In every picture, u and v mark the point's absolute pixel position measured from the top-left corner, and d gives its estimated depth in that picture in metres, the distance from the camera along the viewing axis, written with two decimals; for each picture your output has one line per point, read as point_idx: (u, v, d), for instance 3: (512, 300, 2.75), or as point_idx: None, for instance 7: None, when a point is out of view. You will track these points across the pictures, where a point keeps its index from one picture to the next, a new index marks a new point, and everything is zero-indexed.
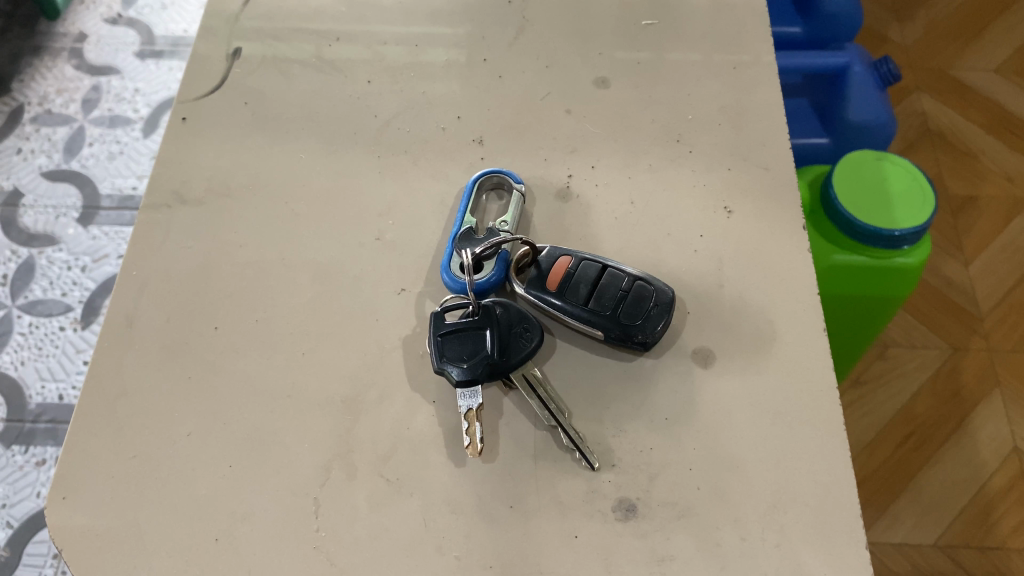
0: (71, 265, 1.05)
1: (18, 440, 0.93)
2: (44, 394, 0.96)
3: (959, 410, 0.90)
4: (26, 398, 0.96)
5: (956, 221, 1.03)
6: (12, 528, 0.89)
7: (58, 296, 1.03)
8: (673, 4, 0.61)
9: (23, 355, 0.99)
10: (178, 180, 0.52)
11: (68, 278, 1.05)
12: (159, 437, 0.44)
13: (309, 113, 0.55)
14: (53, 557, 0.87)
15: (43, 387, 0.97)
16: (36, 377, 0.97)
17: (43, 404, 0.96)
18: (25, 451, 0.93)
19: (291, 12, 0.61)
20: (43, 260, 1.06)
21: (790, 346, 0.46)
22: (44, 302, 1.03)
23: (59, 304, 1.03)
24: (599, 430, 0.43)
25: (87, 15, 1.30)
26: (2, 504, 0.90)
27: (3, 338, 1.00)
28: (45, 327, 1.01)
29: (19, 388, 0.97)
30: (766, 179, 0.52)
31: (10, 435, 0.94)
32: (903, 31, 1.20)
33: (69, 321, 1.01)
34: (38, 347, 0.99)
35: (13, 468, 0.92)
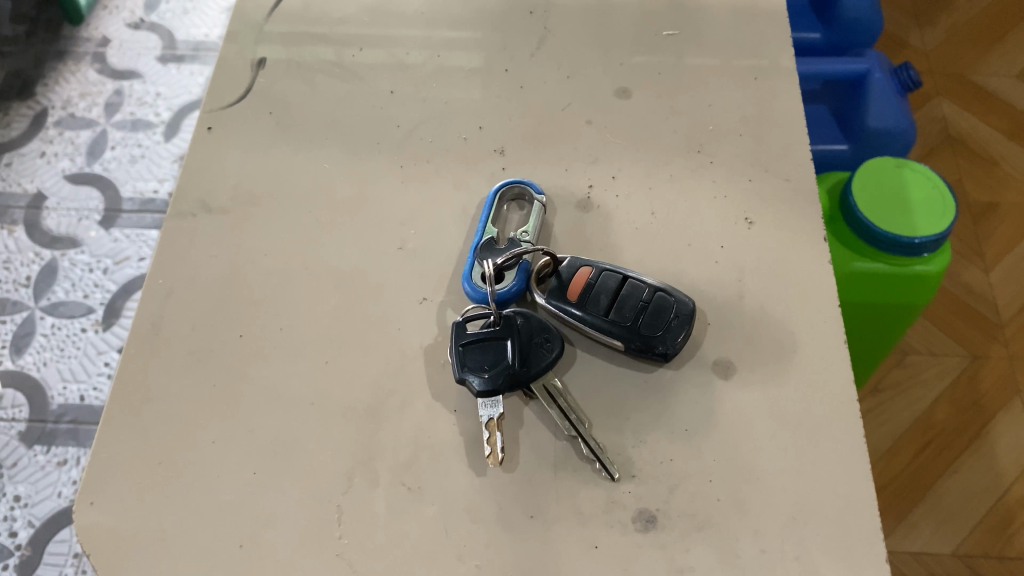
0: (93, 267, 1.07)
1: (39, 440, 0.95)
2: (66, 394, 0.97)
3: (979, 418, 0.89)
4: (48, 399, 0.97)
5: (977, 228, 1.02)
6: (34, 527, 0.90)
7: (80, 297, 1.05)
8: (694, 13, 0.61)
9: (45, 356, 1.00)
10: (203, 188, 0.53)
11: (90, 280, 1.06)
12: (185, 442, 0.44)
13: (333, 121, 0.56)
14: (73, 557, 0.88)
15: (65, 387, 0.98)
16: (58, 378, 0.99)
17: (64, 405, 0.97)
18: (47, 452, 0.94)
19: (315, 21, 0.61)
20: (66, 262, 1.07)
21: (811, 358, 0.46)
22: (66, 304, 1.04)
23: (81, 306, 1.04)
24: (619, 441, 0.44)
25: (110, 20, 1.32)
26: (24, 503, 0.91)
27: (26, 338, 1.01)
28: (67, 329, 1.02)
29: (41, 388, 0.98)
30: (788, 190, 0.52)
31: (32, 435, 0.95)
32: (924, 37, 1.20)
33: (91, 323, 1.03)
34: (60, 348, 1.01)
35: (35, 468, 0.93)
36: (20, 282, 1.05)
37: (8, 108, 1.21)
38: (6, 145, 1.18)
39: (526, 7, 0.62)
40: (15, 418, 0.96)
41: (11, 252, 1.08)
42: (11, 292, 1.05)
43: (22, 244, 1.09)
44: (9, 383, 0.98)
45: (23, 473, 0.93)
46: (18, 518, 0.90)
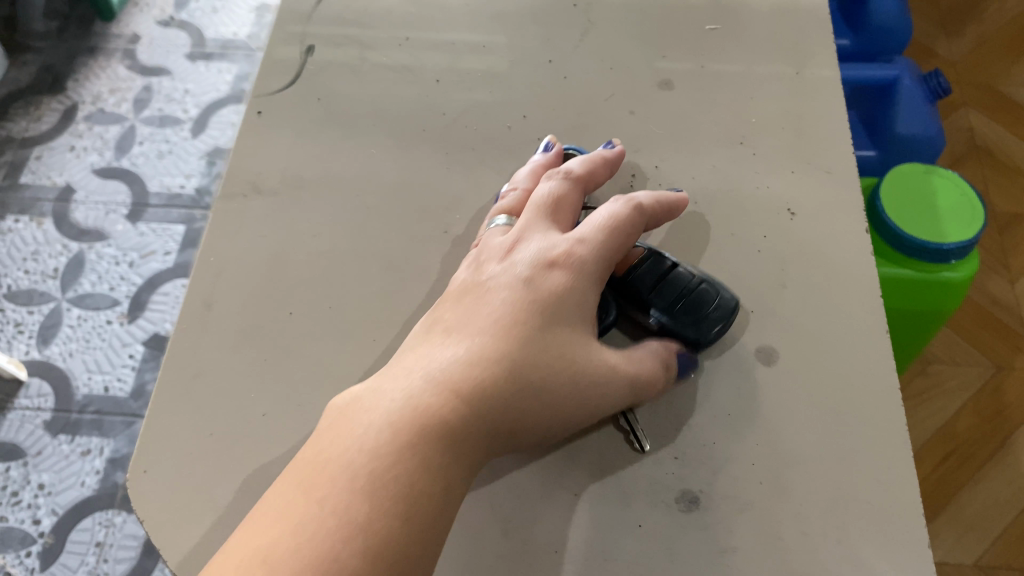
0: (119, 260, 1.08)
1: (64, 430, 0.95)
2: (91, 384, 0.98)
3: (1002, 428, 0.89)
4: (73, 388, 0.98)
5: (1003, 237, 1.02)
6: (57, 515, 0.90)
7: (106, 290, 1.06)
8: (735, 8, 0.62)
9: (71, 347, 1.01)
10: (254, 172, 0.55)
11: (116, 272, 1.07)
12: (237, 416, 0.45)
13: (379, 109, 0.57)
14: (96, 545, 0.88)
15: (90, 377, 0.99)
16: (83, 369, 0.99)
17: (89, 395, 0.97)
18: (71, 441, 0.95)
19: (360, 13, 0.63)
20: (93, 255, 1.08)
21: (851, 346, 0.47)
22: (92, 295, 1.05)
23: (106, 299, 1.05)
24: (662, 424, 0.45)
25: (140, 17, 1.34)
26: (48, 491, 0.91)
27: (53, 329, 1.02)
28: (93, 320, 1.03)
29: (67, 378, 0.98)
30: (829, 183, 0.53)
31: (57, 424, 0.95)
32: (952, 44, 1.20)
33: (116, 315, 1.04)
34: (86, 339, 1.01)
35: (59, 457, 0.93)
36: (49, 274, 1.07)
37: (39, 102, 1.23)
38: (37, 139, 1.19)
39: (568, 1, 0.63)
40: (40, 407, 0.96)
41: (40, 244, 1.09)
42: (39, 282, 1.06)
43: (50, 237, 1.10)
44: (36, 372, 0.99)
45: (47, 462, 0.93)
46: (42, 506, 0.90)
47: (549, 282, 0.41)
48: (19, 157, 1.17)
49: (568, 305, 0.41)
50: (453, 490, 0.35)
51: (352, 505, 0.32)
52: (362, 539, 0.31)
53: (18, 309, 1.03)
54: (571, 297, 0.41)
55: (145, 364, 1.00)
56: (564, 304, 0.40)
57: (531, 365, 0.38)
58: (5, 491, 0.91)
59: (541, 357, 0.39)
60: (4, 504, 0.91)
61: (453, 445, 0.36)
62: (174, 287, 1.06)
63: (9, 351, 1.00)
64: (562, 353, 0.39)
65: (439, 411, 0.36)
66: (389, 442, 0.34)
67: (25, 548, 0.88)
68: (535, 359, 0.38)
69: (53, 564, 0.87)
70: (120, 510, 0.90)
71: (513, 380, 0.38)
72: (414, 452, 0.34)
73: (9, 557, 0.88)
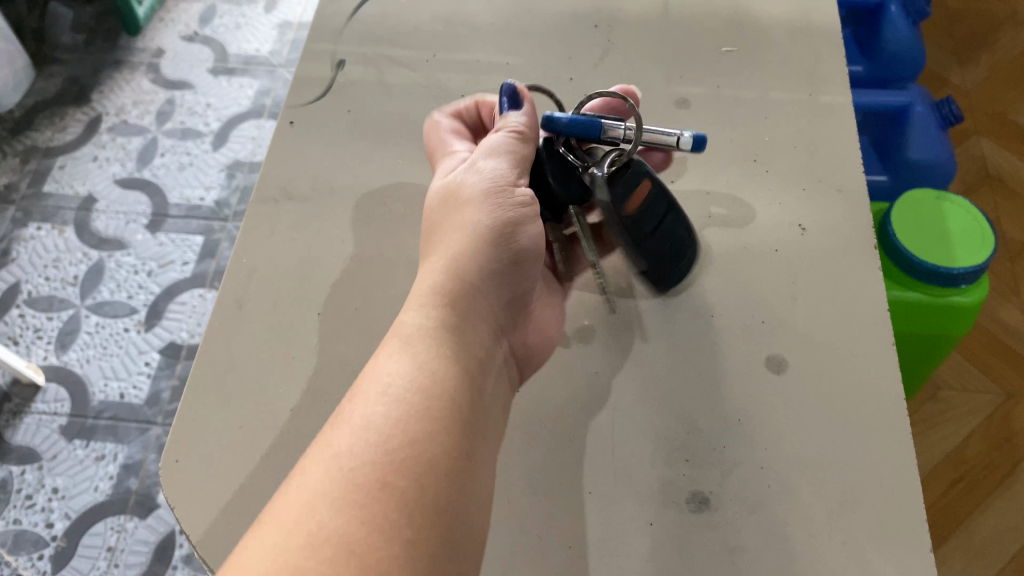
0: (138, 269, 1.11)
1: (79, 434, 0.97)
2: (107, 391, 1.00)
3: (1011, 456, 0.90)
4: (89, 394, 1.00)
5: (1014, 265, 1.04)
6: (70, 519, 0.92)
7: (124, 298, 1.08)
8: (751, 32, 0.64)
9: (89, 353, 1.03)
10: (286, 178, 0.57)
11: (135, 281, 1.10)
12: (266, 410, 0.48)
13: (407, 122, 0.60)
14: (108, 550, 0.90)
15: (106, 384, 1.01)
16: (99, 375, 1.01)
17: (105, 401, 1.00)
18: (86, 446, 0.97)
19: (389, 31, 0.65)
20: (112, 263, 1.11)
21: (860, 358, 0.49)
22: (111, 303, 1.08)
23: (125, 307, 1.07)
24: (674, 427, 0.47)
25: (165, 32, 1.38)
26: (62, 495, 0.93)
27: (71, 335, 1.04)
28: (111, 327, 1.05)
29: (83, 383, 1.01)
30: (840, 201, 0.55)
31: (73, 429, 0.97)
32: (965, 73, 1.22)
33: (134, 323, 1.06)
34: (103, 346, 1.04)
35: (74, 462, 0.95)
36: (68, 281, 1.09)
37: (64, 113, 1.27)
38: (61, 149, 1.23)
39: (590, 22, 0.65)
40: (57, 411, 0.99)
41: (61, 251, 1.12)
42: (59, 289, 1.08)
43: (71, 245, 1.13)
44: (53, 377, 1.01)
45: (61, 466, 0.95)
46: (56, 509, 0.92)
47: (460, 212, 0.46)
48: (43, 166, 1.21)
49: (487, 214, 0.45)
50: (467, 389, 0.40)
51: (371, 420, 0.37)
52: (388, 441, 0.36)
53: (37, 315, 1.06)
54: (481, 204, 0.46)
55: (160, 371, 1.02)
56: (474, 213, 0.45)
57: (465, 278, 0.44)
58: (20, 493, 0.93)
59: (481, 272, 0.44)
60: (19, 506, 0.93)
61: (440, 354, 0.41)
62: (191, 297, 1.08)
63: (28, 356, 1.03)
64: (496, 256, 0.45)
65: (420, 341, 0.41)
66: (390, 377, 0.39)
67: (38, 551, 0.90)
68: (468, 271, 0.44)
69: (65, 567, 0.89)
70: (132, 515, 0.92)
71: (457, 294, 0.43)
72: (410, 371, 0.39)
73: (22, 559, 0.90)
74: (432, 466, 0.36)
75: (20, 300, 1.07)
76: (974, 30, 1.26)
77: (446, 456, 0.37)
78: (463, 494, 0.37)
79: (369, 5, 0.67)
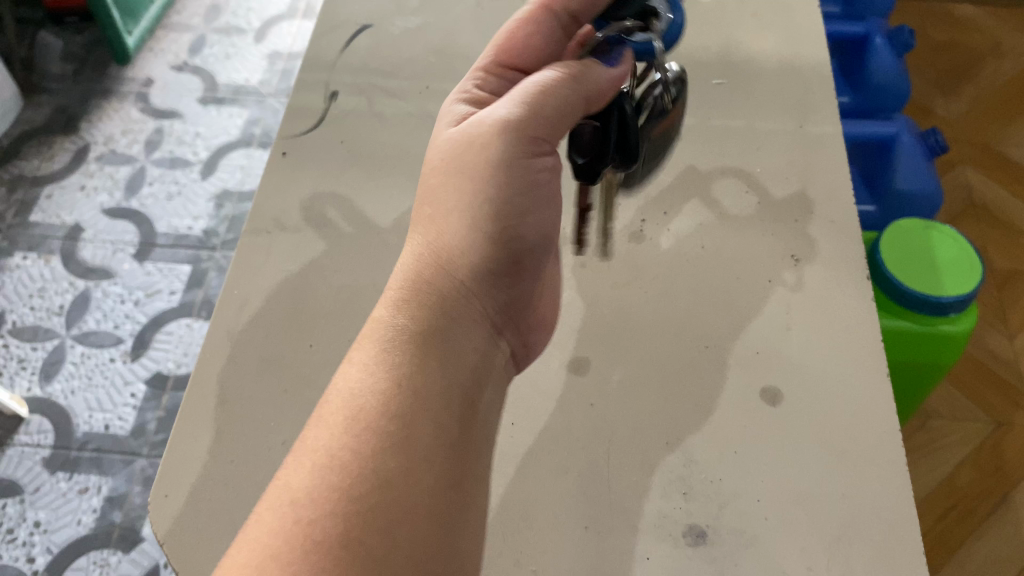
0: (125, 299, 1.09)
1: (63, 467, 0.95)
2: (92, 423, 0.99)
3: (1003, 485, 0.90)
4: (74, 426, 0.98)
5: (1001, 294, 1.04)
6: (53, 553, 0.90)
7: (110, 328, 1.07)
8: (739, 65, 0.65)
9: (73, 385, 1.02)
10: (278, 210, 0.57)
11: (121, 311, 1.08)
12: (257, 443, 0.47)
13: (399, 154, 0.60)
14: None
15: (91, 416, 0.99)
16: (84, 407, 1.00)
17: (89, 432, 0.98)
18: (69, 478, 0.95)
19: (382, 62, 0.66)
20: (99, 292, 1.10)
21: (856, 389, 0.49)
22: (96, 333, 1.06)
23: (111, 337, 1.06)
24: (669, 459, 0.46)
25: (155, 62, 1.38)
26: (45, 529, 0.91)
27: (56, 365, 1.03)
28: (96, 358, 1.04)
29: (68, 415, 0.99)
30: (832, 231, 0.55)
31: (56, 461, 0.96)
32: (949, 103, 1.23)
33: (120, 354, 1.05)
34: (88, 377, 1.02)
35: (56, 494, 0.94)
36: (54, 311, 1.08)
37: (52, 143, 1.26)
38: (49, 178, 1.22)
39: None
40: (40, 443, 0.97)
41: (47, 281, 1.11)
42: (44, 319, 1.07)
43: (58, 274, 1.12)
44: (36, 408, 1.00)
45: (44, 498, 0.93)
46: (37, 544, 0.90)
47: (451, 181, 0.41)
48: (30, 195, 1.20)
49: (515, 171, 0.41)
50: (470, 404, 0.38)
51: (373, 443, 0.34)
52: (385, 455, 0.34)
53: (22, 345, 1.05)
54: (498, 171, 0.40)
55: (146, 403, 1.01)
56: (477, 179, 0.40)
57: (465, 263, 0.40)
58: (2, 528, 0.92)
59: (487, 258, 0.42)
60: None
61: (434, 361, 0.37)
62: (178, 327, 1.07)
63: (11, 386, 1.01)
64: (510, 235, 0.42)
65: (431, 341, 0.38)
66: (411, 374, 0.37)
67: None
68: (470, 256, 0.40)
69: None
70: (115, 549, 0.90)
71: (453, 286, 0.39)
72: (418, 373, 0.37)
73: None
74: (426, 497, 0.34)
75: (5, 331, 1.06)
76: (957, 63, 1.28)
77: (442, 485, 0.34)
78: (463, 528, 0.35)
79: (363, 36, 0.68)
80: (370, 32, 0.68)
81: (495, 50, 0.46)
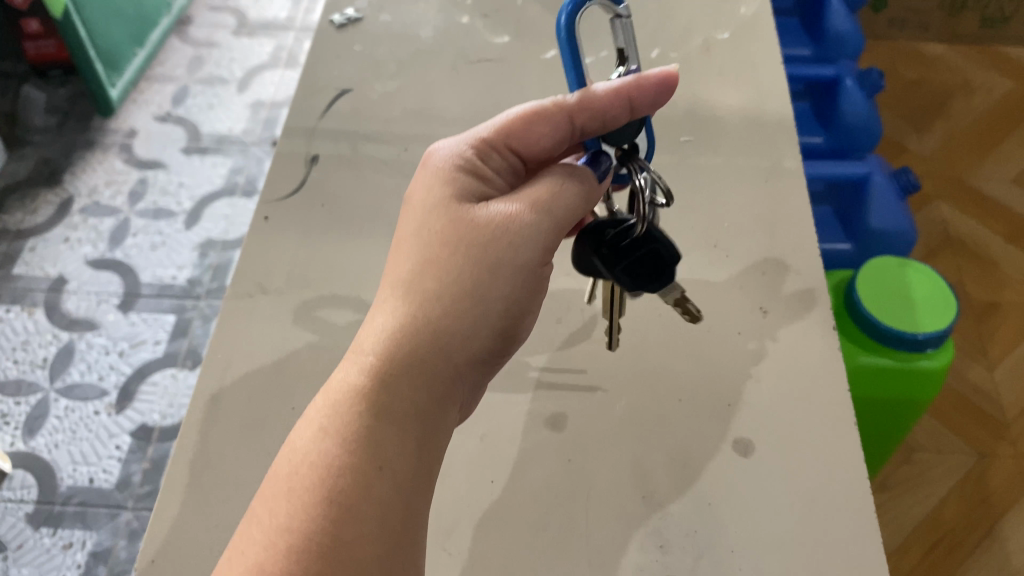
0: (110, 349, 1.10)
1: (46, 522, 0.95)
2: (75, 477, 0.98)
3: (989, 517, 0.90)
4: (57, 480, 0.98)
5: (979, 326, 1.06)
6: None
7: (95, 380, 1.07)
8: (706, 121, 0.67)
9: (57, 438, 1.01)
10: (260, 272, 0.58)
11: (106, 362, 1.08)
12: (241, 506, 0.48)
13: (379, 214, 0.61)
14: None
15: (75, 469, 0.99)
16: (68, 460, 1.00)
17: (73, 486, 0.98)
18: (53, 534, 0.94)
19: (361, 125, 0.68)
20: (83, 344, 1.10)
21: (826, 437, 0.50)
22: (80, 386, 1.06)
23: (95, 389, 1.06)
24: (645, 512, 0.48)
25: (139, 113, 1.40)
26: None
27: (39, 420, 1.03)
28: (80, 411, 1.04)
29: (51, 469, 0.99)
30: (799, 282, 0.57)
31: (40, 516, 0.95)
32: (921, 142, 1.26)
33: (104, 406, 1.04)
34: (72, 430, 1.02)
35: (40, 551, 0.93)
36: (37, 364, 1.08)
37: (36, 195, 1.28)
38: (32, 231, 1.23)
39: None
40: (23, 499, 0.97)
41: (31, 333, 1.11)
42: (27, 373, 1.07)
43: (41, 326, 1.12)
44: (20, 463, 0.99)
45: (27, 556, 0.93)
46: None
47: (442, 260, 0.41)
48: (13, 248, 1.21)
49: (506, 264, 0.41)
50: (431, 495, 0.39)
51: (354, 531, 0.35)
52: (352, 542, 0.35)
53: (5, 400, 1.05)
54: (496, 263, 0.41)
55: (131, 455, 1.00)
56: (474, 270, 0.41)
57: (451, 348, 0.40)
58: None
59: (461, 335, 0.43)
60: None
61: (412, 456, 0.38)
62: (163, 377, 1.07)
63: None
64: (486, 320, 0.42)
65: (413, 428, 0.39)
66: (391, 460, 0.37)
67: None
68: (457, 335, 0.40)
69: None
70: None
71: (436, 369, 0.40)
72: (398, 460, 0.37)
73: None
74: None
75: None
76: (926, 103, 1.32)
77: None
78: None
79: (342, 100, 0.70)
80: (350, 96, 0.70)
81: (500, 129, 0.44)
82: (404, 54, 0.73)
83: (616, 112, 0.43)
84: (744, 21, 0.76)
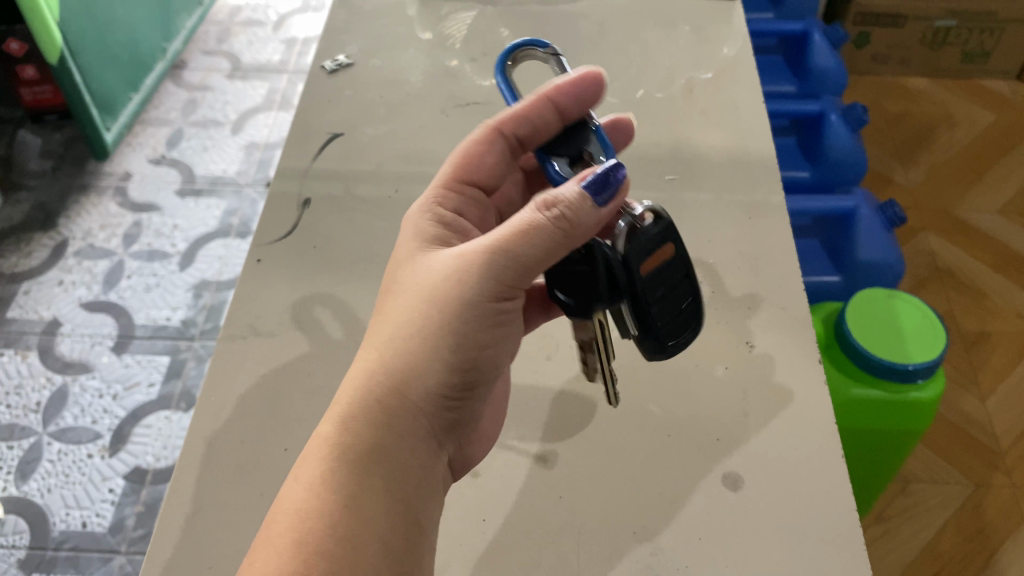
0: (103, 392, 1.10)
1: (39, 567, 0.95)
2: (68, 521, 0.98)
3: (987, 548, 0.90)
4: (50, 525, 0.98)
5: (970, 356, 1.07)
6: None
7: (88, 423, 1.07)
8: (690, 160, 0.69)
9: (50, 482, 1.01)
10: (253, 314, 0.59)
11: (99, 405, 1.09)
12: (236, 548, 0.48)
13: (370, 255, 0.63)
14: None
15: (67, 514, 0.99)
16: (61, 504, 0.99)
17: (66, 531, 0.97)
18: None
19: (353, 168, 0.69)
20: (76, 387, 1.10)
21: (813, 470, 0.51)
22: (74, 429, 1.06)
23: (88, 432, 1.06)
24: (638, 549, 0.48)
25: (133, 156, 1.42)
26: None
27: (32, 464, 1.03)
28: (74, 454, 1.04)
29: (44, 514, 0.99)
30: (784, 316, 0.58)
31: (32, 562, 0.95)
32: (907, 174, 1.29)
33: (97, 449, 1.04)
34: (65, 474, 1.02)
35: None
36: (31, 408, 1.08)
37: (31, 238, 1.29)
38: (27, 274, 1.24)
39: None
40: (15, 544, 0.96)
41: (24, 377, 1.12)
42: (20, 417, 1.08)
43: (34, 369, 1.12)
44: (12, 508, 0.99)
45: None
46: None
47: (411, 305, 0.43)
48: (8, 291, 1.22)
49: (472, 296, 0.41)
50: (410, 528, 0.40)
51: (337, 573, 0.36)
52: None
53: None
54: (463, 309, 0.41)
55: (125, 498, 1.00)
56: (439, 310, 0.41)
57: (421, 386, 0.41)
58: None
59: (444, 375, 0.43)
60: None
61: (382, 491, 0.39)
62: (157, 419, 1.07)
63: None
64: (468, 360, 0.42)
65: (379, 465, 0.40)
66: (356, 496, 0.38)
67: None
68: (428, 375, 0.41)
69: None
70: None
71: (407, 408, 0.41)
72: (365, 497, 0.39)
73: None
74: None
75: None
76: (911, 136, 1.34)
77: None
78: None
79: (334, 144, 0.71)
80: (342, 140, 0.72)
81: (454, 165, 0.51)
82: (395, 98, 0.75)
83: (543, 111, 0.48)
84: (725, 62, 0.78)
